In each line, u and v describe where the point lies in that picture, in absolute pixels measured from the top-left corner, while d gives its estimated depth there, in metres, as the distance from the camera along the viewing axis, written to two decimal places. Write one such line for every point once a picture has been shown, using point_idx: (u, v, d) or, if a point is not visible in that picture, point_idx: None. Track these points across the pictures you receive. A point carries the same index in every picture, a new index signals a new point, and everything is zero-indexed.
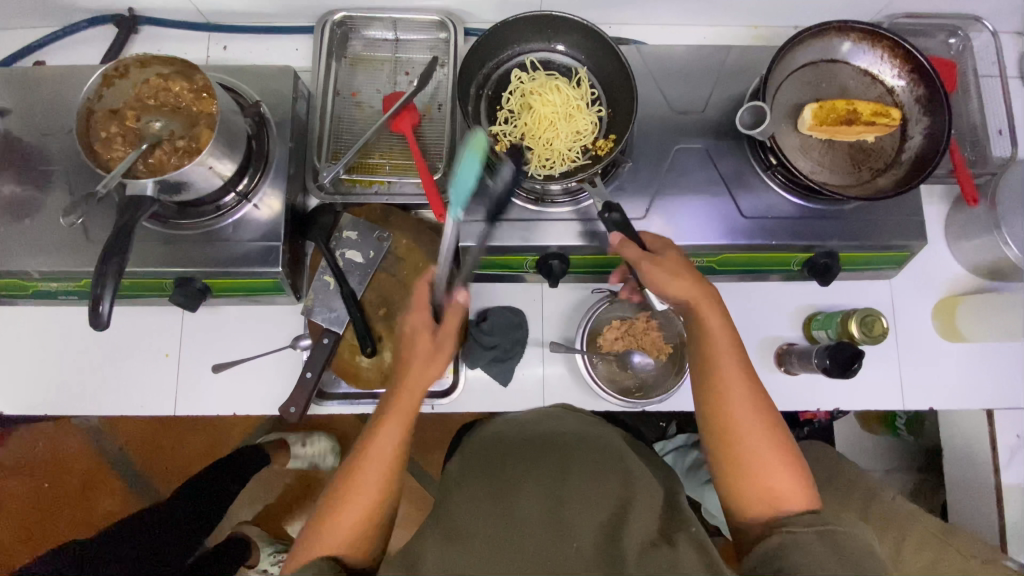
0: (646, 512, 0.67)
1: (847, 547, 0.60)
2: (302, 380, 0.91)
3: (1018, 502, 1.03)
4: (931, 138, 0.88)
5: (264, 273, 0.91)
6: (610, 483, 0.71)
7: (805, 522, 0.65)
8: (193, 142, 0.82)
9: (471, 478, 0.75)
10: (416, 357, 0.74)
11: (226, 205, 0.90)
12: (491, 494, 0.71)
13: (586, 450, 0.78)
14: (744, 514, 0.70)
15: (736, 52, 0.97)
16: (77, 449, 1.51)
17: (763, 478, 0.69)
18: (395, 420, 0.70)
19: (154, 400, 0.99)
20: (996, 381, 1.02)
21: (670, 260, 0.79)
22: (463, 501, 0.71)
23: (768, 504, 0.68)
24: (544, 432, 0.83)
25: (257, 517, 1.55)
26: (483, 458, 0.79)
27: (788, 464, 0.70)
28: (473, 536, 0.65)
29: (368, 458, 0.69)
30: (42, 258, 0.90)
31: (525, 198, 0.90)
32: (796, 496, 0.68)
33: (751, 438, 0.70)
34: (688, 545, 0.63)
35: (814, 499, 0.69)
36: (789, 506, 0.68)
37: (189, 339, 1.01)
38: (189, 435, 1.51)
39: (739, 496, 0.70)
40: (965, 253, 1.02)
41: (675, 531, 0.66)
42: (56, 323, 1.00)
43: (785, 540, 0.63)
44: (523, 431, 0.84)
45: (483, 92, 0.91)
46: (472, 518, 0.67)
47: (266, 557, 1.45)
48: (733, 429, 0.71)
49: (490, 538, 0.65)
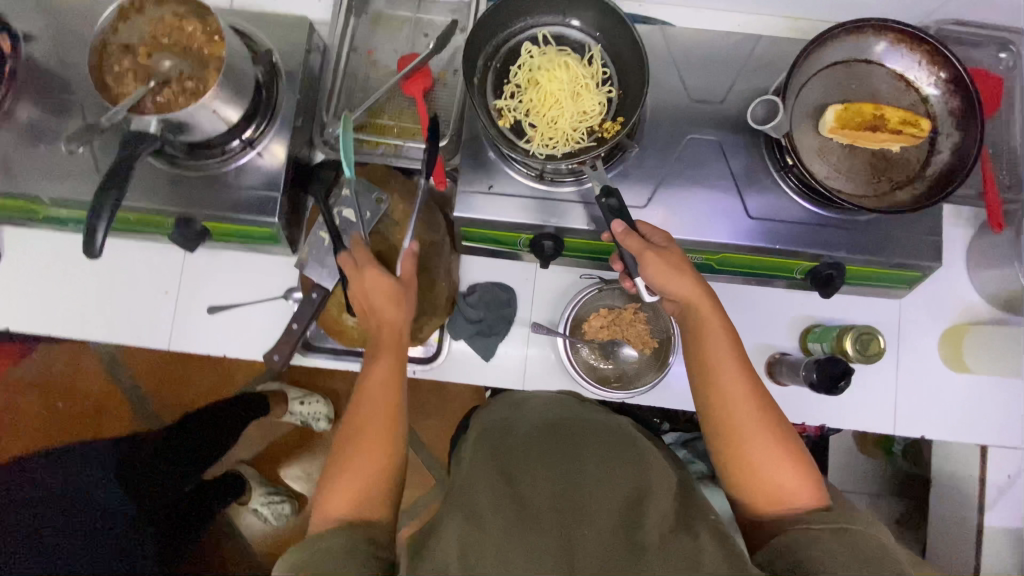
0: (662, 502, 0.67)
1: (862, 545, 0.59)
2: (288, 331, 0.94)
3: (999, 545, 0.99)
4: (960, 154, 0.83)
5: (260, 222, 0.92)
6: (622, 471, 0.70)
7: (818, 516, 0.64)
8: (201, 84, 0.83)
9: (477, 460, 0.74)
10: (385, 301, 0.80)
11: (229, 150, 0.90)
12: (505, 479, 0.69)
13: (595, 439, 0.77)
14: (755, 509, 0.69)
15: (765, 44, 0.92)
16: (88, 370, 1.58)
17: (770, 477, 0.68)
18: (380, 359, 0.76)
19: (150, 332, 1.03)
20: (996, 418, 0.97)
21: (670, 256, 0.77)
22: (476, 482, 0.69)
23: (777, 501, 0.68)
24: (548, 418, 0.83)
25: (254, 458, 1.59)
26: (491, 444, 0.78)
27: (795, 459, 0.69)
28: (489, 516, 0.64)
29: (359, 405, 0.74)
30: (53, 185, 0.93)
31: (526, 175, 0.88)
32: (806, 493, 0.67)
33: (753, 435, 0.69)
34: (709, 535, 0.61)
35: (823, 495, 0.68)
36: (799, 502, 0.67)
37: (187, 278, 1.04)
38: (195, 374, 1.57)
39: (746, 494, 0.69)
40: (984, 281, 0.97)
41: (695, 521, 0.64)
42: (64, 248, 1.04)
43: (798, 536, 0.62)
44: (528, 418, 0.84)
45: (491, 65, 0.88)
46: (487, 499, 0.66)
47: (259, 498, 1.50)
48: (733, 428, 0.70)
49: (503, 522, 0.63)
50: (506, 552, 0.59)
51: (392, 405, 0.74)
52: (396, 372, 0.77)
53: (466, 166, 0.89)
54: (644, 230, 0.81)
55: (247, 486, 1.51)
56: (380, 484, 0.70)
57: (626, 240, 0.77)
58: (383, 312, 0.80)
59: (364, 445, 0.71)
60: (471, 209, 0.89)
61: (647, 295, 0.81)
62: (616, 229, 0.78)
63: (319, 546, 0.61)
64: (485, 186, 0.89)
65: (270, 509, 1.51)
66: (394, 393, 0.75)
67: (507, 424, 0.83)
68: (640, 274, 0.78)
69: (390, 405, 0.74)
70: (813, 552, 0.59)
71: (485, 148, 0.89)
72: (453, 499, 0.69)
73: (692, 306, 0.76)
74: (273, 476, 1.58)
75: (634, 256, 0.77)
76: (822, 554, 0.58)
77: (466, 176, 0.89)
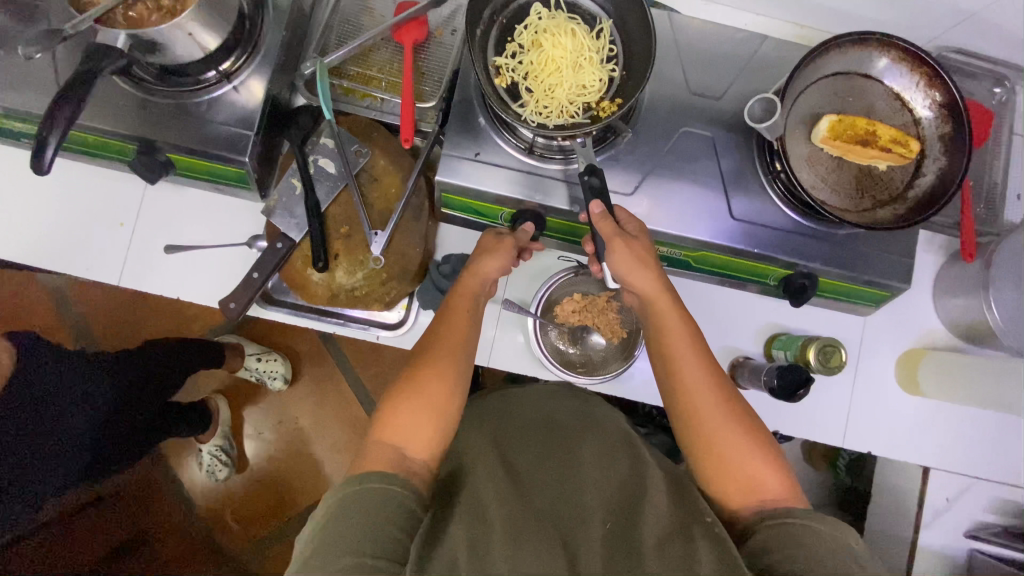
0: (657, 499, 0.69)
1: (830, 546, 0.58)
2: (247, 280, 0.88)
3: (930, 563, 1.02)
4: (944, 179, 0.84)
5: (231, 160, 0.87)
6: (617, 475, 0.75)
7: (794, 510, 0.63)
8: (178, 4, 0.76)
9: (484, 453, 0.80)
10: (496, 252, 0.82)
11: (205, 81, 0.86)
12: (507, 480, 0.74)
13: (588, 441, 0.82)
14: (731, 505, 0.68)
15: (769, 47, 0.91)
16: (33, 305, 1.49)
17: (741, 470, 0.68)
18: (459, 304, 0.78)
19: (100, 265, 0.97)
20: (941, 442, 1.00)
21: (638, 247, 0.76)
22: (482, 483, 0.74)
23: (750, 494, 0.67)
24: (544, 411, 0.89)
25: (226, 389, 1.54)
26: (490, 440, 0.83)
27: (760, 448, 0.69)
28: (494, 518, 0.68)
29: (439, 352, 0.74)
30: (6, 93, 0.86)
31: (515, 146, 0.85)
32: (779, 489, 0.67)
33: (715, 428, 0.70)
34: (707, 540, 0.60)
35: (795, 488, 0.68)
36: (773, 498, 0.66)
37: (147, 213, 0.98)
38: (147, 319, 1.50)
39: (719, 490, 0.69)
40: (948, 309, 0.99)
41: (694, 522, 0.63)
42: (14, 164, 0.96)
43: (773, 531, 0.62)
44: (523, 414, 0.89)
45: (497, 19, 0.84)
46: (496, 505, 0.70)
47: (210, 445, 1.45)
48: (698, 419, 0.71)
49: (506, 522, 0.67)
50: (508, 548, 0.63)
51: (462, 357, 0.75)
52: (468, 331, 0.77)
53: (455, 129, 0.86)
54: (620, 216, 0.80)
55: (212, 423, 1.46)
56: (429, 433, 0.68)
57: (600, 223, 0.76)
58: (482, 261, 0.82)
59: (421, 392, 0.70)
60: (453, 174, 0.86)
61: (611, 281, 0.81)
62: (593, 208, 0.77)
63: (361, 495, 0.60)
64: (473, 153, 0.86)
65: (210, 461, 1.47)
66: (459, 357, 0.75)
67: (507, 418, 0.88)
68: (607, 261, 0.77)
69: (448, 369, 0.72)
70: (790, 552, 0.58)
71: (477, 112, 0.86)
72: (461, 498, 0.72)
73: (651, 303, 0.76)
74: (235, 424, 1.54)
75: (605, 241, 0.76)
76: (803, 554, 0.58)
77: (453, 140, 0.86)
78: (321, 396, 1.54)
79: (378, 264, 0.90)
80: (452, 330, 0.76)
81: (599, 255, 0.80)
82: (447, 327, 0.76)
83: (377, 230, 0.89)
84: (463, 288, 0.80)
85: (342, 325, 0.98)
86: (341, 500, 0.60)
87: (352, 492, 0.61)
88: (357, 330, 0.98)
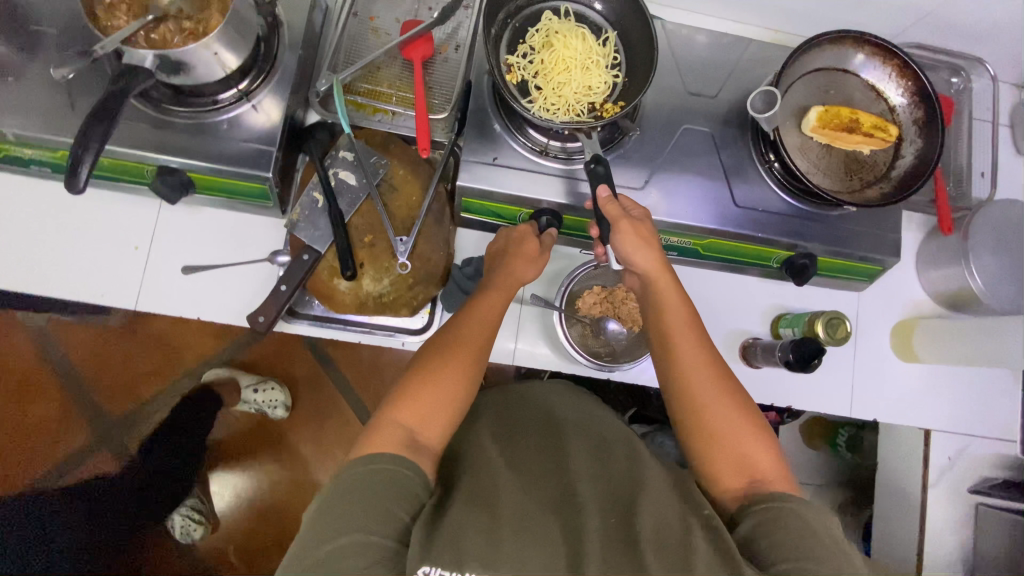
0: (658, 493, 0.68)
1: (812, 538, 0.60)
2: (275, 292, 0.89)
3: (938, 523, 1.07)
4: (921, 160, 0.92)
5: (251, 176, 0.88)
6: (616, 469, 0.76)
7: (782, 495, 0.65)
8: (200, 26, 0.78)
9: (490, 448, 0.80)
10: (521, 253, 0.87)
11: (223, 101, 0.87)
12: (511, 475, 0.73)
13: (585, 438, 0.84)
14: (722, 486, 0.70)
15: (754, 48, 0.99)
16: (19, 345, 1.43)
17: (733, 448, 0.70)
18: (498, 294, 0.83)
19: (116, 290, 0.96)
20: (937, 404, 1.08)
21: (642, 228, 0.79)
22: (480, 473, 0.74)
23: (742, 474, 0.69)
24: (548, 411, 0.91)
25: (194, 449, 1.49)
26: (494, 438, 0.84)
27: (754, 431, 0.72)
28: (500, 509, 0.66)
29: (457, 345, 0.76)
30: (17, 119, 0.84)
31: (528, 148, 0.90)
32: (769, 468, 0.69)
33: (713, 409, 0.72)
34: (702, 531, 0.62)
35: (783, 467, 0.71)
36: (763, 477, 0.68)
37: (163, 234, 0.98)
38: (143, 350, 1.46)
39: (712, 470, 0.71)
40: (931, 280, 1.08)
41: (689, 513, 0.65)
42: (24, 193, 0.95)
43: (761, 518, 0.63)
44: (529, 411, 0.92)
45: (510, 23, 0.90)
46: (502, 494, 0.69)
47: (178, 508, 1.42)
48: (692, 395, 0.73)
49: (510, 510, 0.66)
50: (509, 535, 0.62)
51: (477, 353, 0.76)
52: (488, 333, 0.79)
53: (472, 135, 0.91)
54: (625, 203, 0.84)
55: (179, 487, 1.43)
56: (441, 422, 0.71)
57: (606, 206, 0.79)
58: (517, 264, 0.87)
59: (438, 388, 0.72)
60: (471, 177, 0.90)
61: (615, 264, 0.83)
62: (600, 193, 0.80)
63: (376, 468, 0.63)
64: (490, 156, 0.90)
65: (182, 522, 1.43)
66: (478, 352, 0.77)
67: (508, 415, 0.91)
68: (610, 241, 0.80)
69: (464, 369, 0.74)
70: (774, 538, 0.61)
71: (491, 118, 0.91)
72: (464, 483, 0.71)
73: (651, 282, 0.80)
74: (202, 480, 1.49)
75: (611, 223, 0.79)
76: (787, 541, 0.60)
77: (470, 145, 0.90)
78: (330, 418, 1.52)
79: (404, 269, 0.92)
80: (466, 336, 0.77)
81: (603, 238, 0.83)
82: (466, 325, 0.78)
83: (402, 237, 0.92)
84: (478, 300, 0.83)
85: (368, 332, 0.99)
86: (352, 476, 0.62)
87: (364, 469, 0.63)
88: (382, 337, 1.00)
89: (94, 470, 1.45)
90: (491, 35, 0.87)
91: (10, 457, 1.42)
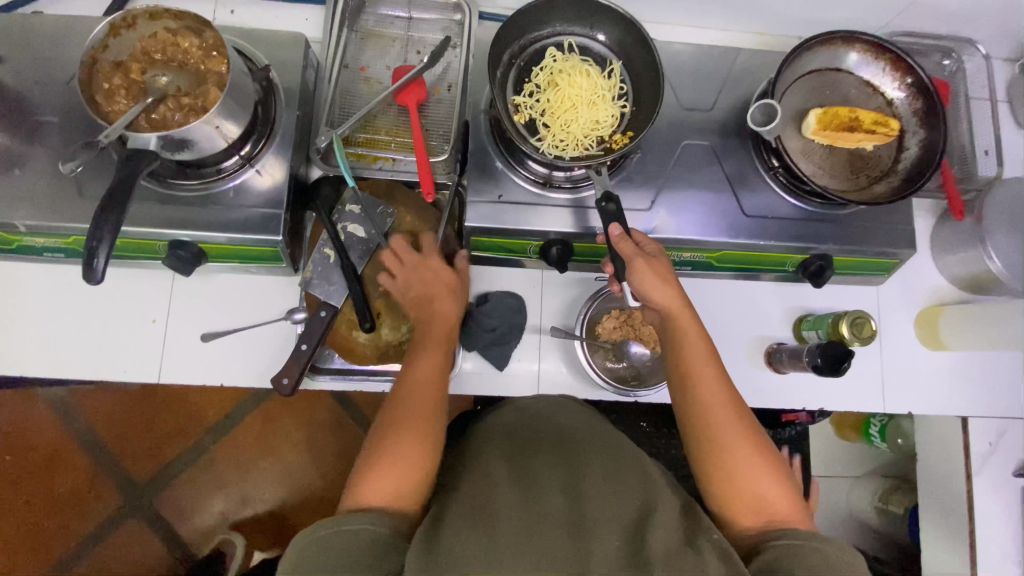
0: (666, 518, 0.67)
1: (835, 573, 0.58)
2: (296, 352, 0.89)
3: (987, 510, 1.05)
4: (926, 151, 0.92)
5: (262, 241, 0.89)
6: (626, 484, 0.72)
7: (799, 531, 0.64)
8: (199, 100, 0.79)
9: (493, 463, 0.76)
10: (440, 293, 0.85)
11: (227, 169, 0.88)
12: (515, 489, 0.70)
13: (596, 447, 0.80)
14: (741, 524, 0.69)
15: (745, 55, 0.99)
16: (43, 421, 1.44)
17: (751, 488, 0.69)
18: (432, 345, 0.80)
19: (138, 365, 0.96)
20: (971, 391, 1.06)
21: (658, 264, 0.79)
22: (484, 489, 0.70)
23: (759, 513, 0.68)
24: (557, 424, 0.85)
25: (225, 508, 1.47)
26: (498, 450, 0.79)
27: (769, 469, 0.70)
28: (500, 533, 0.63)
29: (404, 404, 0.74)
30: (27, 210, 0.85)
31: (532, 181, 0.90)
32: (787, 507, 0.68)
33: (730, 440, 0.71)
34: (715, 555, 0.61)
35: (801, 509, 0.69)
36: (779, 517, 0.67)
37: (179, 305, 0.98)
38: (166, 412, 1.47)
39: (729, 508, 0.70)
40: (949, 265, 1.07)
41: (698, 537, 0.64)
42: (40, 280, 0.96)
43: (782, 553, 0.62)
44: (535, 421, 0.87)
45: (515, 63, 0.91)
46: (504, 513, 0.66)
47: None
48: (711, 429, 0.72)
49: (510, 530, 0.63)
50: (509, 560, 0.59)
51: (430, 405, 0.75)
52: (435, 378, 0.78)
53: (475, 175, 0.91)
54: (638, 238, 0.83)
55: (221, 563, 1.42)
56: (413, 484, 0.68)
57: (619, 243, 0.80)
58: (437, 304, 0.85)
59: (402, 451, 0.69)
60: (478, 217, 0.90)
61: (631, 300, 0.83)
62: (613, 230, 0.81)
63: (343, 530, 0.60)
64: (495, 195, 0.90)
65: None
66: (430, 405, 0.75)
67: (511, 425, 0.86)
68: (628, 279, 0.79)
69: (423, 426, 0.72)
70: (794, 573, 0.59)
71: (492, 157, 0.92)
72: (461, 504, 0.68)
73: (671, 318, 0.78)
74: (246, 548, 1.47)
75: (625, 261, 0.79)
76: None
77: (474, 186, 0.91)
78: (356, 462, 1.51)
79: None
80: (413, 394, 0.75)
81: (617, 273, 0.82)
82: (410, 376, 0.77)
83: None
84: (413, 369, 0.78)
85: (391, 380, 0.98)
86: (320, 537, 0.59)
87: (333, 530, 0.60)
88: None
89: (126, 540, 1.44)
90: (497, 77, 0.88)
91: (43, 533, 1.42)
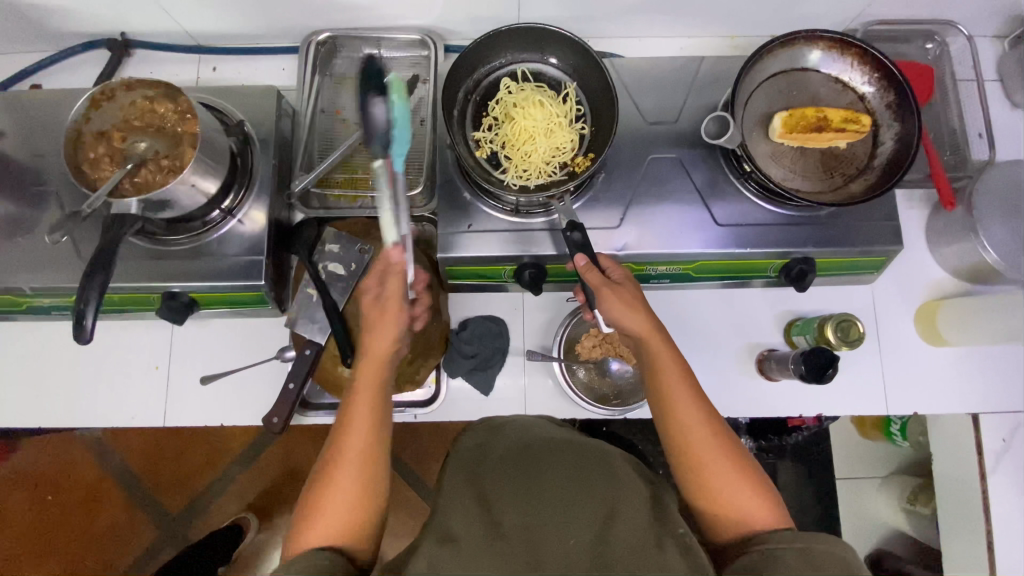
0: (634, 514, 0.68)
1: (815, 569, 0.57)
2: (284, 391, 0.93)
3: (1005, 510, 1.00)
4: (902, 144, 0.89)
5: (248, 286, 0.93)
6: (596, 489, 0.72)
7: (780, 535, 0.63)
8: (177, 160, 0.84)
9: (462, 482, 0.77)
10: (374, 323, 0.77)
11: (212, 221, 0.92)
12: (480, 510, 0.71)
13: (571, 451, 0.80)
14: (723, 535, 0.69)
15: (709, 62, 0.99)
16: (76, 462, 1.53)
17: (731, 502, 0.68)
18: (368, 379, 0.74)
19: (144, 411, 1.02)
20: (980, 386, 1.01)
21: (625, 290, 0.80)
22: (451, 512, 0.72)
23: (740, 524, 0.68)
24: (527, 437, 0.85)
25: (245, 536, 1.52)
26: (471, 466, 0.80)
27: (749, 480, 0.69)
28: (463, 550, 0.65)
29: (347, 435, 0.70)
30: (33, 274, 0.92)
31: (500, 210, 0.92)
32: (766, 513, 0.67)
33: (710, 457, 0.70)
34: (676, 550, 0.63)
35: (783, 516, 0.68)
36: (761, 524, 0.67)
37: (178, 351, 1.04)
38: (188, 447, 1.54)
39: (712, 518, 0.70)
40: (945, 257, 1.03)
41: (664, 533, 0.66)
42: (53, 335, 1.03)
43: (763, 556, 0.61)
44: (508, 435, 0.86)
45: (471, 98, 0.94)
46: (468, 534, 0.67)
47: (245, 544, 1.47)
48: (689, 448, 0.71)
49: (475, 551, 0.64)
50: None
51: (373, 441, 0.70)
52: (376, 413, 0.72)
53: (445, 207, 0.93)
54: (605, 265, 0.84)
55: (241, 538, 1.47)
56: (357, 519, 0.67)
57: (587, 274, 0.80)
58: (375, 336, 0.77)
59: (341, 489, 0.67)
60: (451, 247, 0.92)
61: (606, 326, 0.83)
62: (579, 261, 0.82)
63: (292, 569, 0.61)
64: (465, 225, 0.92)
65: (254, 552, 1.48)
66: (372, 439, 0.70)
67: (487, 443, 0.85)
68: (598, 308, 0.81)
69: (365, 464, 0.69)
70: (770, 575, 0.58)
71: (460, 188, 0.94)
72: (431, 530, 0.70)
73: (643, 342, 0.78)
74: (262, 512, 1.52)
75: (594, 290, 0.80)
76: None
77: (445, 217, 0.93)
78: None
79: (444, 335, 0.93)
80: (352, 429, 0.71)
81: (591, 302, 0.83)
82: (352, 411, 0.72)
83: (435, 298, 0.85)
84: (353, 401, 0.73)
85: None
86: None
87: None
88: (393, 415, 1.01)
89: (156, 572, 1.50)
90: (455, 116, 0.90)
91: (80, 569, 1.50)
